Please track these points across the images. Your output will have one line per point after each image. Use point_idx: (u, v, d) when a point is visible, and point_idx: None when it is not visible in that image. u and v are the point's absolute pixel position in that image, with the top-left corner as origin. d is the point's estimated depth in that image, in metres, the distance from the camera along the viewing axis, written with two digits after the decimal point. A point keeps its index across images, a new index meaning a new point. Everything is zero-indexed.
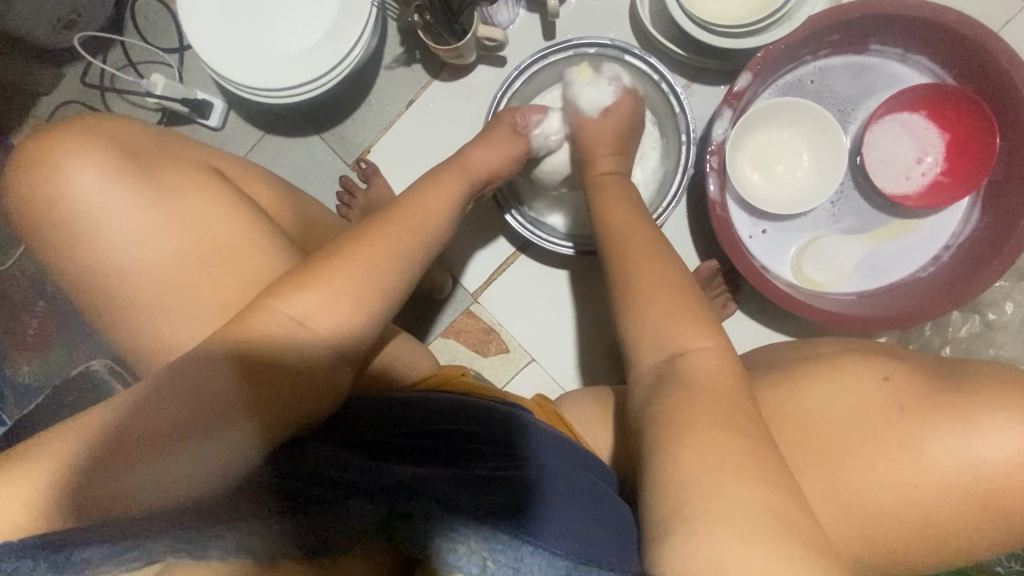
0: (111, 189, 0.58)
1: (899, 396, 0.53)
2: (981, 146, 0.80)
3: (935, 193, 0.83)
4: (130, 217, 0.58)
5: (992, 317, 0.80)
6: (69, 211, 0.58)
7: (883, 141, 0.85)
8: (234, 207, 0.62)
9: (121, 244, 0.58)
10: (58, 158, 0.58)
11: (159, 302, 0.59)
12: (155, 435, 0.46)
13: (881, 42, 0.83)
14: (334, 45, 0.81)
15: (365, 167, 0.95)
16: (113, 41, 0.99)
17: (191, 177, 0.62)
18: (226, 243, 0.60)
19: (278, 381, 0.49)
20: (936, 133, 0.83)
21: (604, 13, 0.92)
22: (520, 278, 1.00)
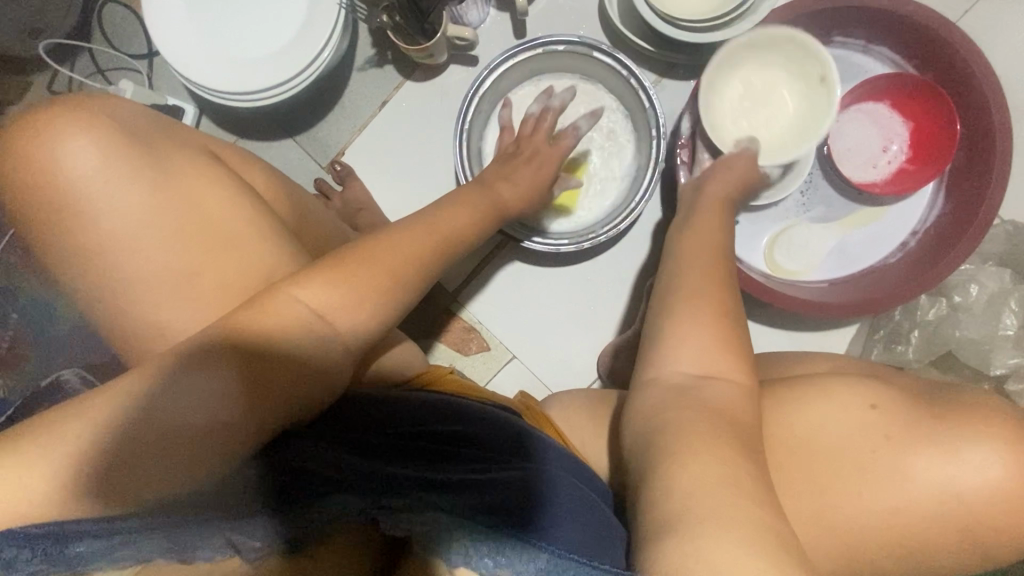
0: (106, 168, 0.53)
1: (888, 423, 0.54)
2: (944, 133, 0.81)
3: (900, 180, 0.84)
4: (129, 197, 0.54)
5: (957, 299, 0.80)
6: (54, 189, 0.53)
7: (849, 131, 0.86)
8: (234, 196, 0.58)
9: (120, 230, 0.54)
10: (54, 133, 0.53)
11: (155, 288, 0.54)
12: (148, 430, 0.45)
13: (845, 33, 0.85)
14: (302, 47, 0.81)
15: (340, 169, 0.95)
16: (81, 48, 0.98)
17: (194, 162, 0.58)
18: (226, 226, 0.56)
19: (271, 377, 0.49)
20: (900, 122, 0.85)
21: (573, 10, 0.93)
22: (501, 277, 1.01)
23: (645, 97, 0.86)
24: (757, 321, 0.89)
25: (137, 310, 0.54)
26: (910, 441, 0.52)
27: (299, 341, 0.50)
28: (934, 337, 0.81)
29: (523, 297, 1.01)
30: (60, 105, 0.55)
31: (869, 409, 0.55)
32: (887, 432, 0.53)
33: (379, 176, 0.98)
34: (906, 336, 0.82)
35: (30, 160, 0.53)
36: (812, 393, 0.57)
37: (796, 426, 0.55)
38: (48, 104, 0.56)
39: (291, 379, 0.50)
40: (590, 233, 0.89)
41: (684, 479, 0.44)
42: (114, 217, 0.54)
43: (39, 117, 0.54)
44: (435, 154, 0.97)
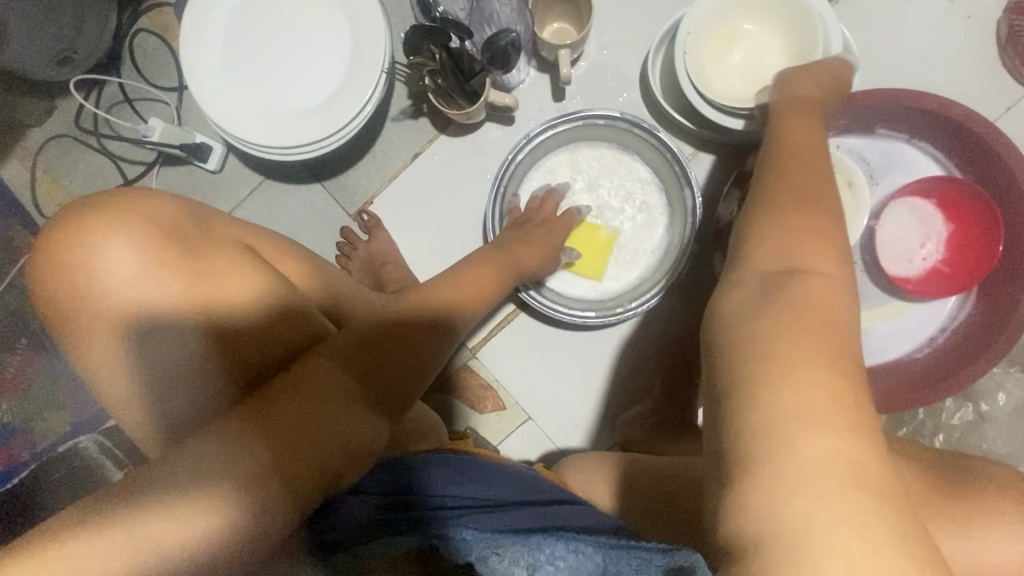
0: (135, 262, 0.55)
1: (907, 490, 0.52)
2: (986, 239, 0.81)
3: (935, 281, 0.84)
4: (154, 288, 0.55)
5: (984, 407, 0.81)
6: (83, 288, 0.54)
7: (892, 224, 0.85)
8: (267, 288, 0.59)
9: (140, 314, 0.54)
10: (90, 233, 0.54)
11: (173, 380, 0.55)
12: (191, 499, 0.44)
13: (887, 126, 0.86)
14: (341, 104, 0.80)
15: (367, 220, 0.94)
16: (109, 79, 0.96)
17: (231, 254, 0.59)
18: (259, 322, 0.58)
19: (325, 446, 0.48)
20: (943, 223, 0.84)
21: (614, 77, 0.92)
22: (520, 337, 0.99)
23: (683, 176, 0.86)
24: None
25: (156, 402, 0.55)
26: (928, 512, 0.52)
27: (343, 424, 0.49)
28: (959, 444, 0.81)
29: (542, 358, 0.99)
30: (105, 203, 0.58)
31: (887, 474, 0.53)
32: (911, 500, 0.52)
33: (405, 228, 0.96)
34: (930, 438, 0.82)
35: (67, 256, 0.54)
36: None
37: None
38: (91, 201, 0.58)
39: (324, 444, 0.48)
40: (609, 306, 0.88)
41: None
42: (137, 305, 0.54)
43: (78, 219, 0.56)
44: (463, 212, 0.95)
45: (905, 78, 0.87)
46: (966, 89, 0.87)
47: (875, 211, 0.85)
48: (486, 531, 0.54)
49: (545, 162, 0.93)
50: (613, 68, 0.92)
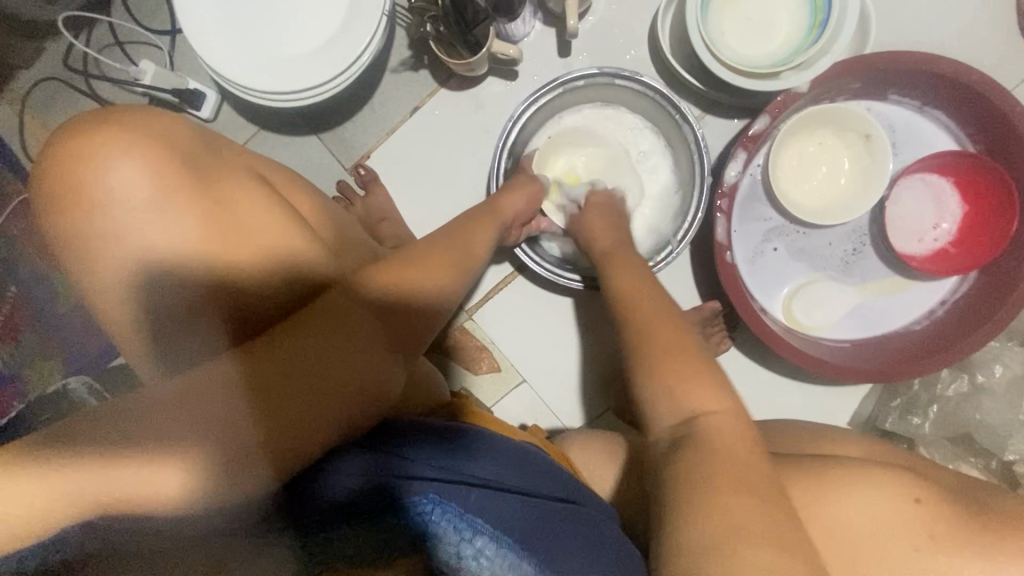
0: (142, 175, 0.54)
1: (932, 521, 0.52)
2: (997, 226, 0.80)
3: (940, 260, 0.83)
4: (159, 202, 0.55)
5: (980, 378, 0.81)
6: (86, 198, 0.54)
7: (906, 199, 0.84)
8: (274, 219, 0.58)
9: (150, 247, 0.54)
10: (93, 164, 0.54)
11: (184, 302, 0.55)
12: (163, 438, 0.45)
13: (901, 92, 0.83)
14: (340, 48, 0.77)
15: (365, 173, 0.92)
16: (99, 18, 0.93)
17: (235, 185, 0.59)
18: (261, 251, 0.57)
19: (308, 400, 0.48)
20: (956, 203, 0.83)
21: (622, 33, 0.89)
22: (517, 299, 0.98)
23: (692, 136, 0.83)
24: (776, 370, 0.89)
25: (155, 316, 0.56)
26: (950, 544, 0.51)
27: (346, 377, 0.49)
28: (954, 414, 0.81)
29: (538, 321, 0.98)
30: (111, 119, 0.57)
31: (914, 503, 0.53)
32: (933, 531, 0.52)
33: (403, 185, 0.95)
34: (924, 409, 0.82)
35: (74, 187, 0.54)
36: (847, 483, 0.54)
37: (838, 514, 0.52)
38: (96, 114, 0.57)
39: (322, 387, 0.48)
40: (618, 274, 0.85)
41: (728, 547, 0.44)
42: (137, 217, 0.54)
43: (76, 139, 0.55)
44: (464, 169, 0.93)
45: (922, 42, 0.85)
46: (983, 57, 0.85)
47: (892, 182, 0.84)
48: (464, 524, 0.51)
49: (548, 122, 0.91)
50: (621, 24, 0.89)
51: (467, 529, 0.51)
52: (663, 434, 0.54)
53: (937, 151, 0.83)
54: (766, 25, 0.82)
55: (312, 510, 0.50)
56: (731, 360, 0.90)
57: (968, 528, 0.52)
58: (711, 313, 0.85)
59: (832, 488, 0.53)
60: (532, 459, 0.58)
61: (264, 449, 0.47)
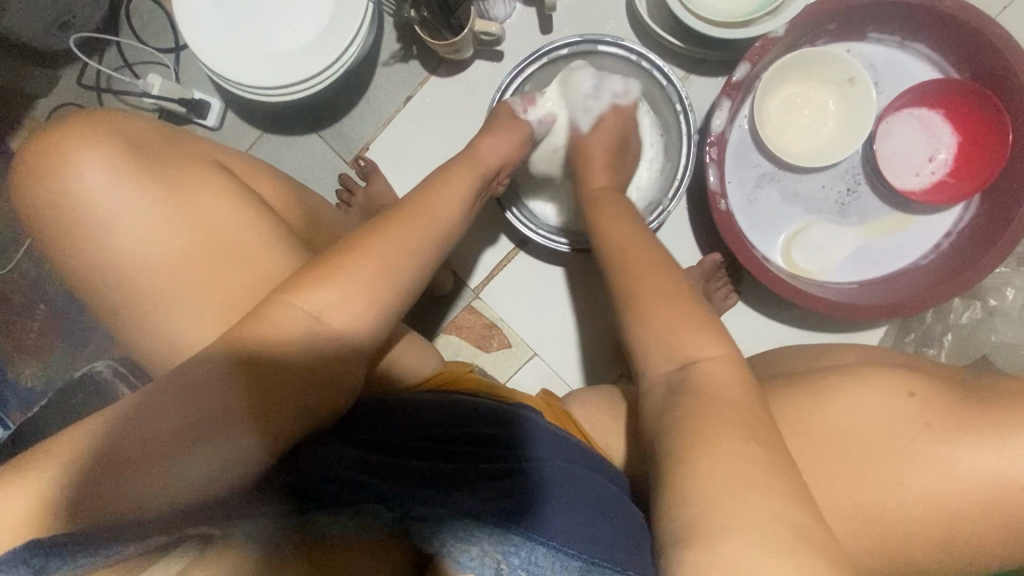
0: (125, 185, 0.58)
1: (925, 410, 0.51)
2: (993, 148, 0.79)
3: (939, 190, 0.83)
4: (145, 206, 0.58)
5: (993, 303, 0.80)
6: (78, 203, 0.57)
7: (897, 135, 0.85)
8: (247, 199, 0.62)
9: (131, 242, 0.57)
10: (71, 156, 0.57)
11: (165, 292, 0.57)
12: (158, 431, 0.46)
13: (879, 30, 0.84)
14: (330, 42, 0.81)
15: (364, 164, 0.95)
16: (108, 42, 0.99)
17: (209, 178, 0.61)
18: (241, 238, 0.59)
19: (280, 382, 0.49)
20: (949, 133, 0.83)
21: (601, 5, 0.92)
22: (521, 274, 1.00)
23: (675, 93, 0.85)
24: (784, 319, 0.89)
25: (152, 310, 0.57)
26: (949, 431, 0.50)
27: (315, 345, 0.50)
28: (968, 341, 0.80)
29: (543, 294, 1.00)
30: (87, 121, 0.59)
31: (907, 398, 0.52)
32: (927, 419, 0.51)
33: (402, 173, 0.98)
34: (939, 339, 0.81)
35: (55, 180, 0.57)
36: (839, 384, 0.54)
37: (832, 417, 0.53)
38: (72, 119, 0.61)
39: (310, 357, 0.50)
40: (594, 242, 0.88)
41: (733, 455, 0.45)
42: (129, 229, 0.57)
43: (59, 134, 0.58)
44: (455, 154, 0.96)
45: None
46: None
47: (881, 119, 0.84)
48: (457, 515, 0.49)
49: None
50: None
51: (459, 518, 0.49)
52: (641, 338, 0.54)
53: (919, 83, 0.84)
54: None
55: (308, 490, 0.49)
56: (737, 313, 0.90)
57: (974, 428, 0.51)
58: (713, 267, 0.86)
59: (822, 397, 0.54)
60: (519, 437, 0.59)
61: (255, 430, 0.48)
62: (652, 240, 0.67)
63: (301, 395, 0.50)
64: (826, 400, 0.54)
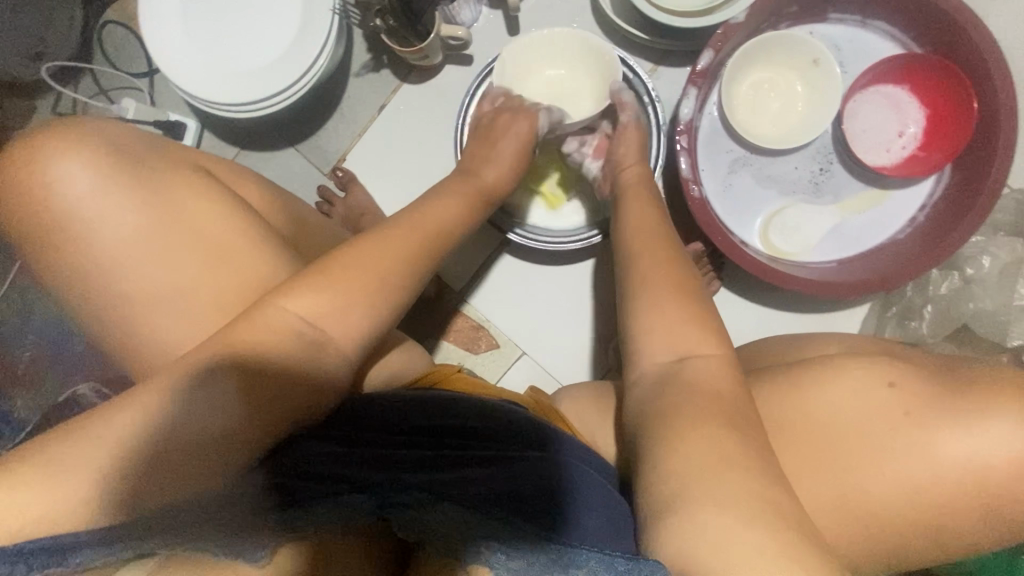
0: (109, 190, 0.58)
1: (906, 399, 0.52)
2: (960, 119, 0.80)
3: (910, 165, 0.83)
4: (129, 211, 0.58)
5: (970, 272, 0.80)
6: (58, 211, 0.58)
7: (866, 113, 0.85)
8: (230, 205, 0.62)
9: (119, 245, 0.58)
10: (53, 166, 0.57)
11: (154, 293, 0.58)
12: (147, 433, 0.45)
13: (839, 10, 0.85)
14: (300, 55, 0.82)
15: (342, 175, 0.96)
16: (82, 70, 1.00)
17: (192, 185, 0.61)
18: (224, 244, 0.60)
19: (270, 391, 0.49)
20: (916, 107, 0.84)
21: (565, 4, 0.93)
22: (506, 274, 1.00)
23: (642, 85, 0.86)
24: (767, 303, 0.89)
25: (140, 316, 0.58)
26: (926, 417, 0.51)
27: (300, 350, 0.50)
28: (948, 311, 0.80)
29: (529, 293, 1.00)
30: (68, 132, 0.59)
31: (887, 387, 0.53)
32: (907, 408, 0.52)
33: (380, 181, 0.98)
34: (920, 312, 0.82)
35: (37, 190, 0.57)
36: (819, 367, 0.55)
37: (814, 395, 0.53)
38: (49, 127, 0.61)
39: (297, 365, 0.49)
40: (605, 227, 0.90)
41: (710, 441, 0.45)
42: (114, 233, 0.58)
43: (37, 143, 0.58)
44: (431, 159, 0.97)
45: None
46: None
47: (848, 98, 0.85)
48: (443, 507, 0.50)
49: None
50: None
51: (445, 509, 0.50)
52: None
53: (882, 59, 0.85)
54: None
55: (297, 481, 0.51)
56: (720, 299, 0.90)
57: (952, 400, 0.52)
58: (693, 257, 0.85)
59: (806, 385, 0.55)
60: (506, 426, 0.59)
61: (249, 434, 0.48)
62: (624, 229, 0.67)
63: (289, 395, 0.50)
64: None
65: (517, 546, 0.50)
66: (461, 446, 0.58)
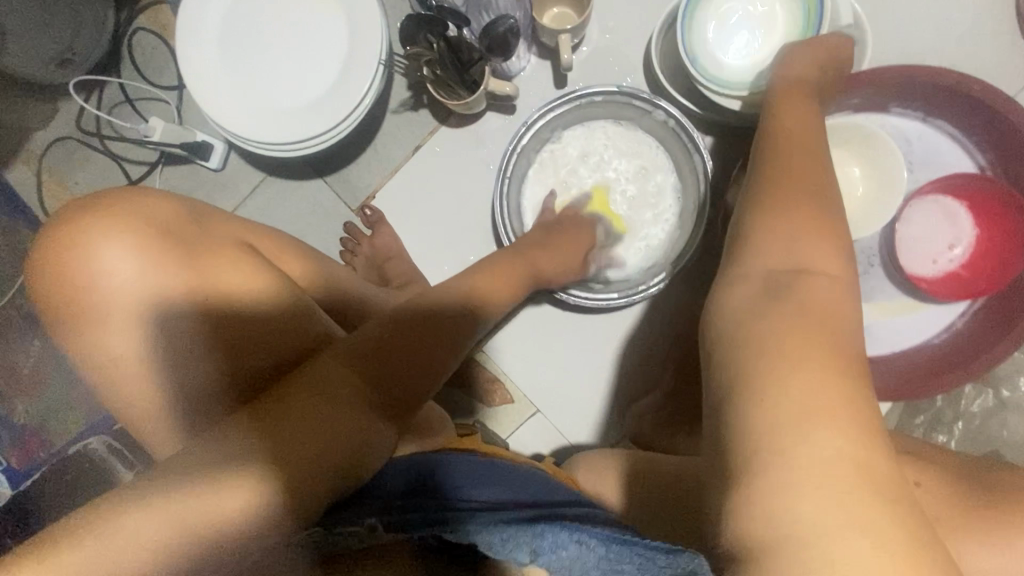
0: (135, 270, 0.56)
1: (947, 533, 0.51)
2: (1014, 251, 0.78)
3: (950, 284, 0.81)
4: (172, 287, 0.56)
5: (1005, 394, 0.80)
6: (98, 294, 0.55)
7: (919, 220, 0.82)
8: (272, 283, 0.59)
9: (141, 329, 0.55)
10: (93, 237, 0.56)
11: (180, 376, 0.56)
12: (167, 489, 0.45)
13: (903, 105, 0.84)
14: (341, 99, 0.79)
15: (371, 214, 0.93)
16: (109, 79, 0.96)
17: (236, 258, 0.59)
18: (259, 327, 0.58)
19: (303, 437, 0.48)
20: (969, 225, 0.80)
21: (617, 63, 0.90)
22: (530, 324, 0.98)
23: (699, 159, 0.84)
24: None
25: (159, 402, 0.56)
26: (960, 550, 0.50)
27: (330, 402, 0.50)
28: (979, 433, 0.81)
29: (549, 347, 0.98)
30: (116, 200, 0.58)
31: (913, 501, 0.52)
32: None
33: (408, 223, 0.95)
34: (949, 426, 0.82)
35: (77, 257, 0.55)
36: None
37: None
38: (92, 196, 0.60)
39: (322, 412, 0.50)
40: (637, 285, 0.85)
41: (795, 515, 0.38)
42: (139, 311, 0.55)
43: (86, 212, 0.57)
44: (464, 207, 0.94)
45: (915, 57, 0.85)
46: (985, 67, 0.85)
47: (907, 202, 0.82)
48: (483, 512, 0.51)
49: (560, 136, 0.91)
50: (616, 54, 0.90)
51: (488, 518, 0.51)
52: None
53: (952, 174, 0.82)
54: (720, 39, 0.83)
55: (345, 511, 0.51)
56: None
57: None
58: None
59: None
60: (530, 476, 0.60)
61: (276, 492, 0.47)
62: None
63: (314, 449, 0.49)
64: None
65: (555, 543, 0.50)
66: (491, 477, 0.58)
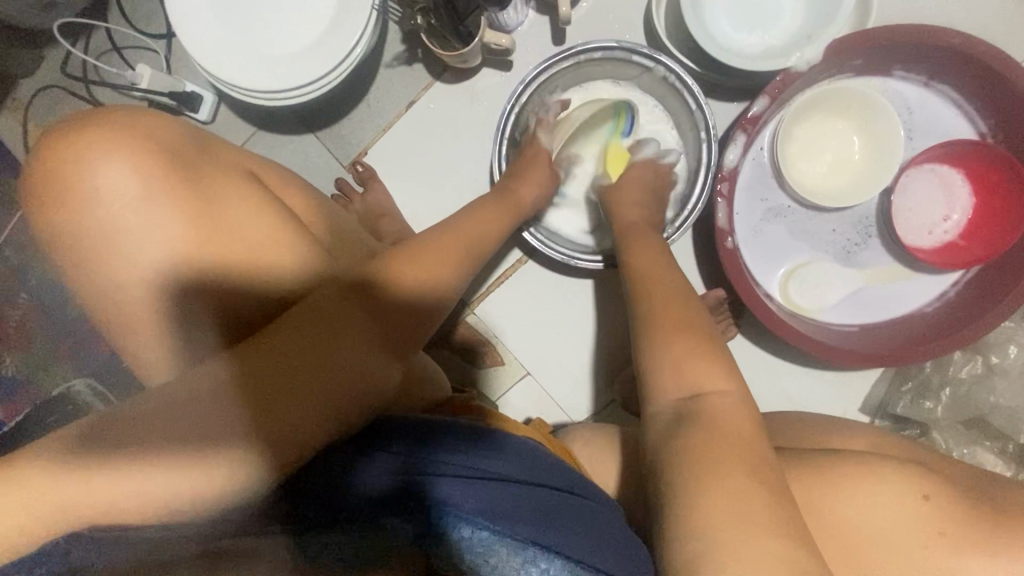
0: (136, 194, 0.55)
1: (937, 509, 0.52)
2: (1009, 218, 0.78)
3: (948, 254, 0.81)
4: (176, 220, 0.55)
5: (994, 360, 0.80)
6: (99, 214, 0.55)
7: (915, 191, 0.82)
8: (272, 217, 0.59)
9: (141, 252, 0.55)
10: (91, 160, 0.55)
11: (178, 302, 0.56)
12: (162, 440, 0.46)
13: (906, 67, 0.81)
14: (332, 46, 0.77)
15: (362, 170, 0.92)
16: (95, 25, 0.94)
17: (240, 191, 0.59)
18: (258, 258, 0.57)
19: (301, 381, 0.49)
20: (967, 194, 0.81)
21: (617, 19, 0.88)
22: (522, 287, 0.97)
23: (700, 115, 0.82)
24: (785, 358, 0.87)
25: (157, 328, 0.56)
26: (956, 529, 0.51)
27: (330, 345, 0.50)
28: (966, 400, 0.81)
29: (540, 311, 0.97)
30: (108, 126, 0.56)
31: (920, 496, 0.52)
32: (930, 522, 0.52)
33: (401, 180, 0.94)
34: (936, 392, 0.82)
35: (74, 181, 0.55)
36: (848, 476, 0.53)
37: (845, 505, 0.52)
38: (89, 119, 0.58)
39: (320, 358, 0.49)
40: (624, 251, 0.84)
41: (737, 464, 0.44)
42: (140, 236, 0.55)
43: (81, 136, 0.56)
44: (458, 165, 0.93)
45: (920, 19, 0.83)
46: (991, 31, 0.83)
47: (903, 170, 0.82)
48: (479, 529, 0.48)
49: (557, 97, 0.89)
50: (616, 10, 0.88)
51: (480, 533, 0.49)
52: (661, 412, 0.53)
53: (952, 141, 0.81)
54: None
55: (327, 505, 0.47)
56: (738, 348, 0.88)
57: (976, 528, 0.52)
58: (715, 302, 0.83)
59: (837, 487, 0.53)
60: (529, 454, 0.55)
61: (265, 445, 0.48)
62: (661, 284, 0.65)
63: (311, 397, 0.49)
64: (834, 490, 0.53)
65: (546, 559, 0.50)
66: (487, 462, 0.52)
